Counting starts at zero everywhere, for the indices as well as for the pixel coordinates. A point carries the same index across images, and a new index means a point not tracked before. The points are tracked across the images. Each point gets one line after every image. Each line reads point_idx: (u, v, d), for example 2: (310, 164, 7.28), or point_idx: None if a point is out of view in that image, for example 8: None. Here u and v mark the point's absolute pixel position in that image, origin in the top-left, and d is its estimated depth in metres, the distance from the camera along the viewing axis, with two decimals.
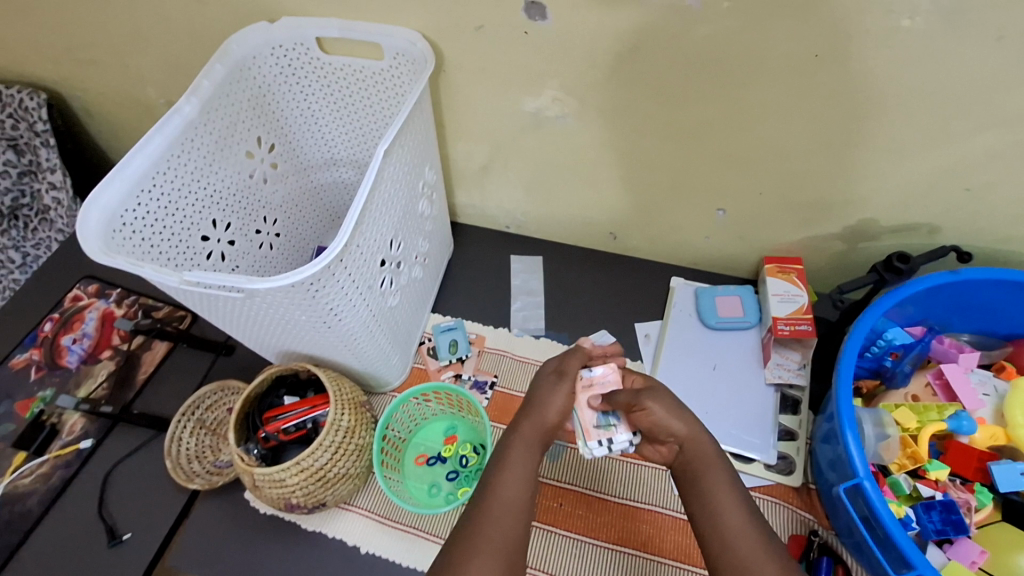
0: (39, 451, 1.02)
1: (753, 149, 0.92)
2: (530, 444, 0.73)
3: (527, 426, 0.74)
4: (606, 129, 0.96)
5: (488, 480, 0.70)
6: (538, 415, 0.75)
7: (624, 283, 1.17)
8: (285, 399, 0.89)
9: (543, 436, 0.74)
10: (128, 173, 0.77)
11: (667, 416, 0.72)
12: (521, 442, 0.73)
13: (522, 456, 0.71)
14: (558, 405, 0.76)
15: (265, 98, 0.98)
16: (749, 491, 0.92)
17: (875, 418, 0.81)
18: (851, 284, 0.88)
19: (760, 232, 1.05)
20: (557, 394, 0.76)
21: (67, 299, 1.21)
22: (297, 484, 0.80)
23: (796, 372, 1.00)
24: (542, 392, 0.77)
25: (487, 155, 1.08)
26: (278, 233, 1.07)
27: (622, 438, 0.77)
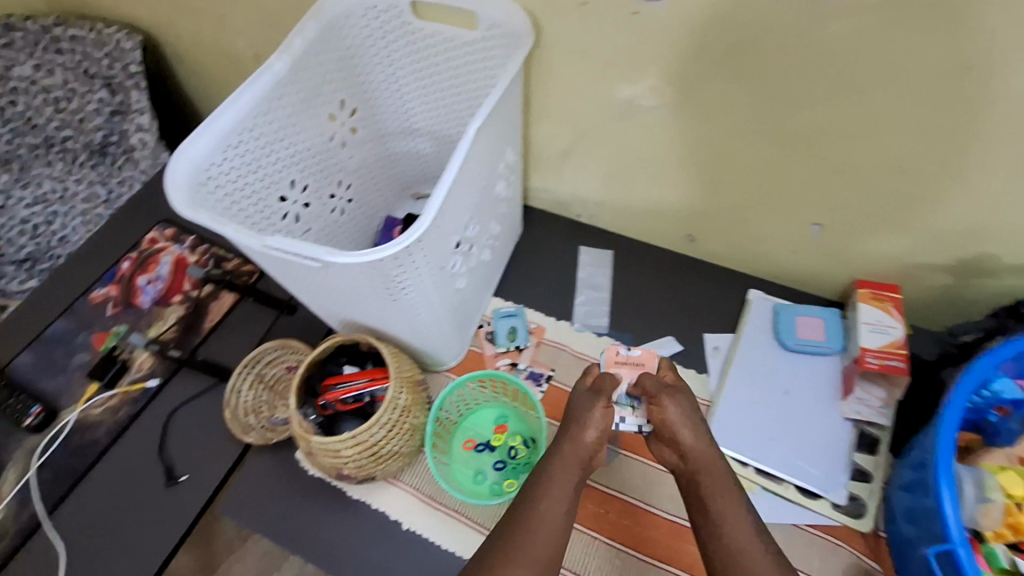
0: (110, 384, 1.07)
1: (869, 164, 0.83)
2: (570, 464, 0.72)
3: (566, 446, 0.73)
4: (705, 125, 0.89)
5: (526, 493, 0.71)
6: (579, 438, 0.73)
7: (696, 290, 1.11)
8: (345, 368, 0.88)
9: (583, 460, 0.73)
10: (217, 126, 0.76)
11: (677, 422, 0.73)
12: (560, 460, 0.72)
13: (561, 475, 0.72)
14: (595, 427, 0.74)
15: (351, 60, 0.95)
16: (807, 527, 0.87)
17: (977, 478, 0.75)
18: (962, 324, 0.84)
19: (858, 254, 0.96)
20: (595, 415, 0.75)
21: (144, 241, 1.26)
22: (351, 456, 0.80)
23: (878, 410, 0.92)
24: (581, 412, 0.75)
25: (569, 141, 1.02)
26: (350, 199, 1.05)
27: (634, 421, 0.78)
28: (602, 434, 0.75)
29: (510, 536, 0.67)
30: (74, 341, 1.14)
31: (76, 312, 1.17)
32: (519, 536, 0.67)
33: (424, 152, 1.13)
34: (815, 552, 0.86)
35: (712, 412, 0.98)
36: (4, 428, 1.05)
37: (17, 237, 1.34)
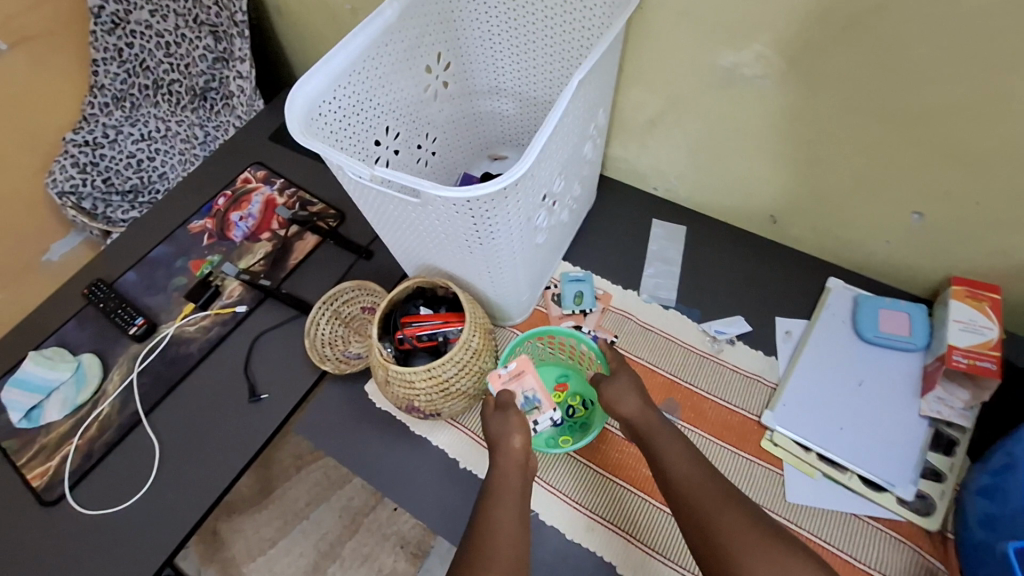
0: (205, 306, 1.16)
1: (988, 150, 0.79)
2: (514, 461, 0.81)
3: (501, 452, 0.82)
4: (807, 98, 0.86)
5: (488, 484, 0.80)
6: (504, 446, 0.82)
7: (771, 272, 1.08)
8: (422, 308, 0.92)
9: (519, 462, 0.81)
10: (332, 66, 0.79)
11: (616, 399, 0.86)
12: (503, 458, 0.81)
13: (510, 466, 0.80)
14: (518, 432, 0.83)
15: (453, 13, 0.97)
16: (870, 519, 0.85)
17: None
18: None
19: (957, 248, 0.92)
20: (511, 422, 0.84)
21: (238, 181, 1.35)
22: (423, 387, 0.84)
23: (959, 412, 0.89)
24: (499, 427, 0.84)
25: (659, 109, 1.01)
26: (434, 151, 1.09)
27: (546, 418, 0.88)
28: (525, 441, 0.83)
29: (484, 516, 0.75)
30: (173, 264, 1.24)
31: (177, 239, 1.27)
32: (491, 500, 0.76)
33: (507, 111, 1.14)
34: (878, 545, 0.83)
35: (778, 395, 0.96)
36: (112, 334, 1.16)
37: (123, 169, 1.46)
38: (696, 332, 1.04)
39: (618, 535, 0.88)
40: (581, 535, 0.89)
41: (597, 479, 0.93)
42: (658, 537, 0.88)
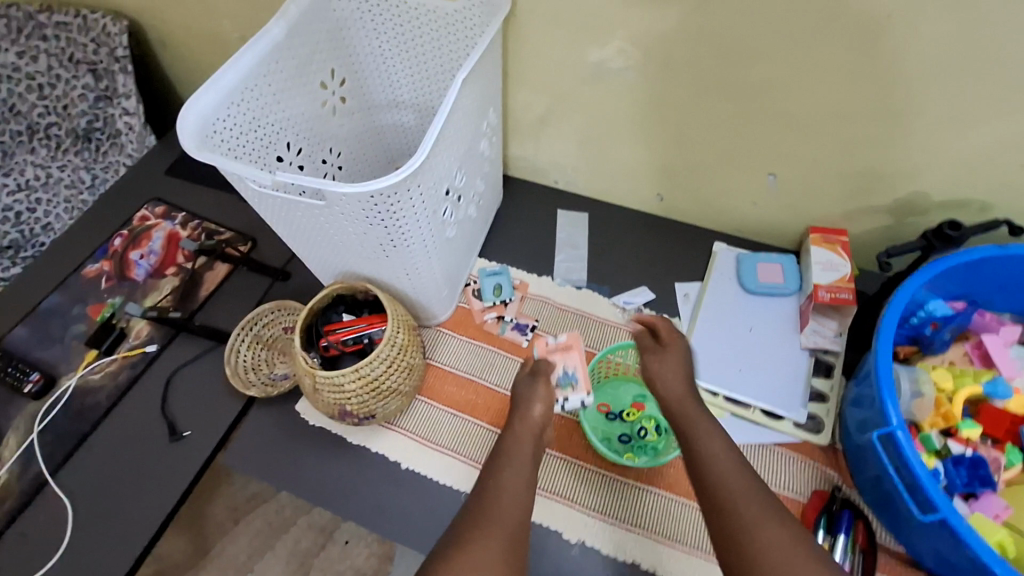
0: (109, 351, 1.10)
1: (815, 114, 0.94)
2: (524, 437, 0.87)
3: (518, 423, 0.89)
4: (667, 85, 0.98)
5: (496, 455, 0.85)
6: (526, 414, 0.90)
7: (665, 244, 1.20)
8: (344, 315, 0.94)
9: (533, 432, 0.88)
10: (222, 83, 0.80)
11: (659, 378, 0.89)
12: (516, 433, 0.87)
13: (521, 444, 0.86)
14: (540, 403, 0.92)
15: (340, 31, 1.01)
16: (774, 446, 0.96)
17: (912, 376, 0.85)
18: (898, 248, 0.89)
19: (808, 202, 1.07)
20: (535, 395, 0.92)
21: (135, 219, 1.29)
22: (353, 389, 0.85)
23: (832, 339, 1.02)
24: (525, 392, 0.93)
25: (546, 108, 1.11)
26: (340, 166, 1.12)
27: (577, 397, 0.98)
28: (545, 411, 0.92)
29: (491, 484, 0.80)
30: (69, 313, 1.16)
31: (71, 286, 1.20)
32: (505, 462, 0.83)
33: (407, 123, 1.19)
34: (781, 466, 0.94)
35: None
36: (4, 395, 1.07)
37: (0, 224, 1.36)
38: (607, 306, 1.13)
39: (644, 535, 0.90)
40: None
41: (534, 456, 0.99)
42: (657, 520, 0.91)
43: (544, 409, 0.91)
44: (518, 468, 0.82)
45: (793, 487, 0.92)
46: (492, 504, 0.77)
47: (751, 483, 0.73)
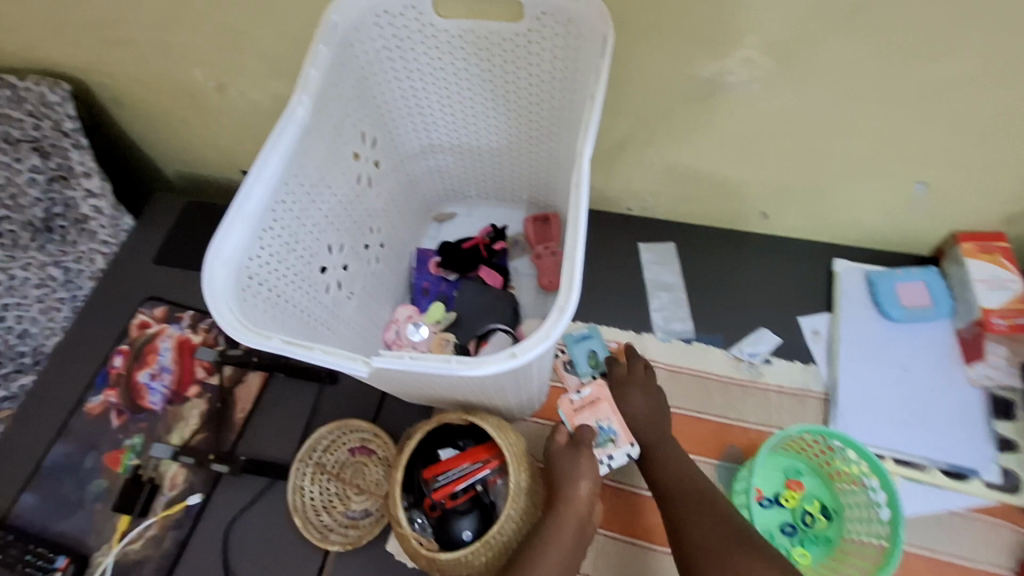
0: (144, 512, 0.91)
1: (997, 114, 0.73)
2: (564, 528, 0.69)
3: (562, 508, 0.70)
4: (798, 95, 0.77)
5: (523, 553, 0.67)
6: (569, 495, 0.71)
7: (776, 268, 1.01)
8: (442, 452, 0.75)
9: (581, 519, 0.70)
10: (248, 211, 0.60)
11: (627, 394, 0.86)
12: (556, 526, 0.69)
13: (559, 537, 0.68)
14: (585, 482, 0.72)
15: (365, 81, 0.78)
16: (969, 512, 0.81)
17: None
18: None
19: (962, 207, 0.88)
20: (581, 472, 0.73)
21: (132, 328, 1.07)
22: (486, 564, 0.68)
23: (1007, 371, 0.87)
24: (570, 468, 0.73)
25: (629, 132, 0.89)
26: (382, 243, 0.91)
27: (621, 452, 0.79)
28: (592, 489, 0.73)
29: None
30: (82, 468, 0.96)
31: (73, 431, 0.99)
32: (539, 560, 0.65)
33: (450, 166, 0.97)
34: (981, 537, 0.80)
35: (833, 405, 0.89)
36: None
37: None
38: (727, 361, 0.94)
39: None
40: None
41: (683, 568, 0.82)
42: None
43: (592, 489, 0.72)
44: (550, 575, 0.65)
45: (997, 561, 0.79)
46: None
47: None
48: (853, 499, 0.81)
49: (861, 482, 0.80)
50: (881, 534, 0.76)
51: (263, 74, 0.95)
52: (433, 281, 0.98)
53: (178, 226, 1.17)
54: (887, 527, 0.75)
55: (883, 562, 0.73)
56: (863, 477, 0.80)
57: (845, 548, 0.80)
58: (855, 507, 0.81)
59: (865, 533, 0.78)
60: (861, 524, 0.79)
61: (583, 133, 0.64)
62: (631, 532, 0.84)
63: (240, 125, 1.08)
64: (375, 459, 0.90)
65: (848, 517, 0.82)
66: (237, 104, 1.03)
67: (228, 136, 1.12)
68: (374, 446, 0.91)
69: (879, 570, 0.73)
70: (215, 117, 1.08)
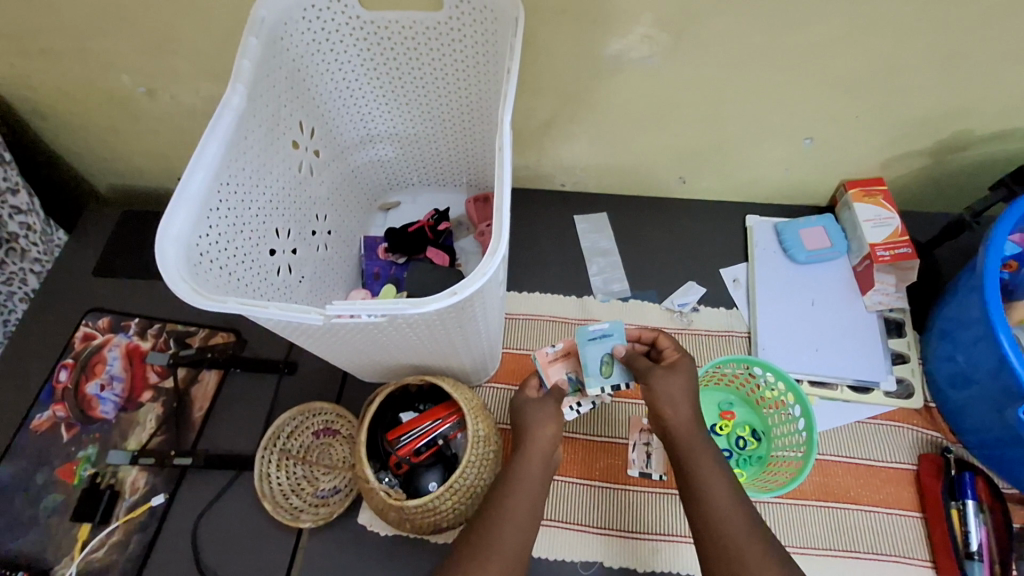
0: (106, 519, 0.90)
1: (859, 71, 0.85)
2: (530, 468, 0.74)
3: (528, 450, 0.75)
4: (696, 66, 0.87)
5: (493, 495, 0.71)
6: (536, 436, 0.76)
7: (697, 227, 1.11)
8: (403, 416, 0.80)
9: (546, 454, 0.75)
10: (192, 192, 0.63)
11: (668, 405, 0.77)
12: (523, 467, 0.73)
13: (528, 478, 0.72)
14: (550, 424, 0.77)
15: (299, 73, 0.82)
16: (873, 419, 0.93)
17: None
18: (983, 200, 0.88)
19: (845, 159, 1.01)
20: (545, 415, 0.78)
21: (75, 341, 1.04)
22: (452, 508, 0.74)
23: (895, 296, 0.99)
24: (534, 411, 0.79)
25: (553, 110, 0.97)
26: (330, 230, 0.94)
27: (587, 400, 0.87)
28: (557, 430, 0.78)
29: (480, 537, 0.68)
30: (33, 485, 0.93)
31: (20, 450, 0.96)
32: (510, 493, 0.71)
33: (389, 156, 1.02)
34: (886, 440, 0.92)
35: (755, 342, 1.00)
36: None
37: None
38: (661, 313, 1.03)
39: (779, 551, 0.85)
40: (655, 563, 0.86)
41: (637, 500, 0.90)
42: (785, 530, 0.86)
43: (556, 430, 0.78)
44: (521, 510, 0.70)
45: (901, 458, 0.90)
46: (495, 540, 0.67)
47: (748, 526, 0.68)
48: (778, 420, 0.91)
49: (783, 404, 0.90)
50: (801, 443, 0.86)
51: (193, 75, 0.97)
52: (382, 266, 1.02)
53: (115, 236, 1.15)
54: (804, 435, 0.85)
55: (801, 466, 0.84)
56: (784, 397, 0.89)
57: (773, 462, 0.89)
58: (778, 426, 0.91)
59: (789, 446, 0.88)
60: (785, 439, 0.89)
61: (502, 103, 0.70)
62: (588, 473, 0.91)
63: (174, 131, 1.09)
64: (340, 438, 0.94)
65: (774, 436, 0.91)
66: (170, 109, 1.04)
67: (163, 142, 1.12)
68: (338, 426, 0.94)
69: (799, 473, 0.83)
70: (148, 124, 1.08)
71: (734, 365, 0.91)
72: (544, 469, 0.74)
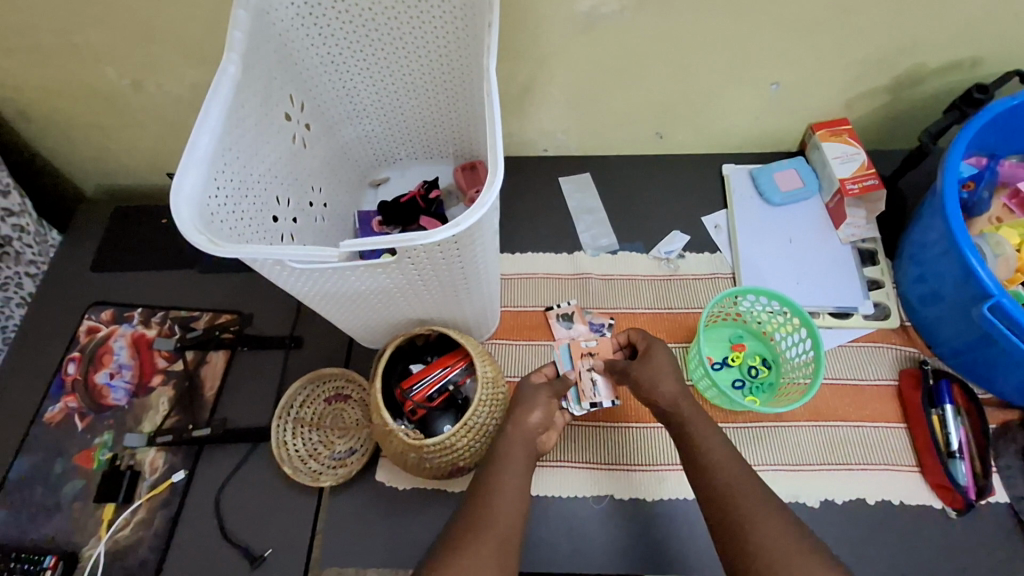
0: (128, 499, 0.92)
1: (819, 12, 0.91)
2: (517, 449, 0.75)
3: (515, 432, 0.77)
4: (664, 19, 0.91)
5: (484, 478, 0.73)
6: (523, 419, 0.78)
7: (677, 180, 1.16)
8: (413, 368, 0.83)
9: (530, 440, 0.77)
10: (199, 153, 0.65)
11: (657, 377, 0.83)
12: (508, 448, 0.75)
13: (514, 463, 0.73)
14: (540, 409, 0.79)
15: (286, 47, 0.85)
16: (854, 342, 0.99)
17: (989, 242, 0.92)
18: (937, 125, 0.94)
19: (810, 102, 1.07)
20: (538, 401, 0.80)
21: (80, 335, 1.06)
22: (468, 445, 0.77)
23: (867, 228, 1.05)
24: (525, 397, 0.81)
25: (532, 73, 1.01)
26: (325, 203, 0.98)
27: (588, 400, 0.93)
28: (545, 416, 0.79)
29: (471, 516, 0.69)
30: (52, 474, 0.95)
31: (36, 443, 0.97)
32: (498, 466, 0.73)
33: (377, 131, 1.05)
34: (867, 360, 0.97)
35: (739, 281, 1.05)
36: None
37: None
38: (649, 262, 1.08)
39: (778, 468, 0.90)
40: (663, 491, 0.90)
41: (640, 435, 0.94)
42: (780, 450, 0.91)
43: (545, 416, 0.79)
44: (508, 494, 0.70)
45: (882, 375, 0.96)
46: (488, 517, 0.68)
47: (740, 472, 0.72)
48: (785, 345, 0.96)
49: (791, 330, 0.95)
50: (809, 363, 0.92)
51: (178, 63, 0.99)
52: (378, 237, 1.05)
53: (110, 232, 1.17)
54: (812, 354, 0.91)
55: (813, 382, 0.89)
56: (790, 321, 0.95)
57: (784, 386, 0.94)
58: (786, 352, 0.96)
59: (799, 368, 0.93)
60: (795, 362, 0.94)
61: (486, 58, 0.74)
62: (591, 416, 0.96)
63: (160, 122, 1.10)
64: (352, 402, 0.96)
65: (783, 362, 0.97)
66: (156, 101, 1.06)
67: (149, 135, 1.13)
68: (349, 391, 0.97)
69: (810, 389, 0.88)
70: (135, 117, 1.09)
71: (746, 296, 0.96)
72: (528, 451, 0.76)
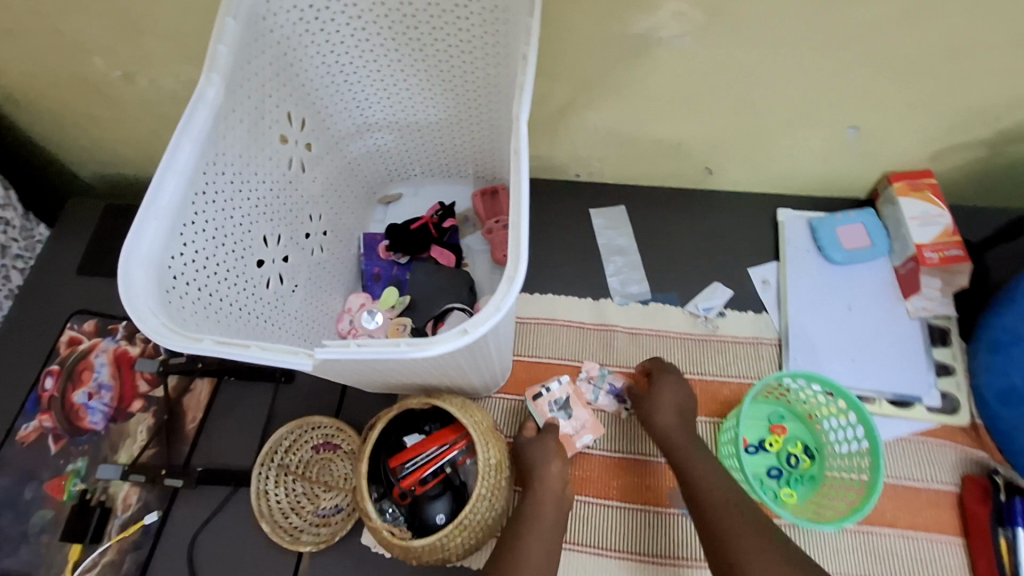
0: (98, 537, 0.86)
1: (920, 52, 0.75)
2: (542, 505, 0.73)
3: (540, 487, 0.75)
4: (730, 50, 0.77)
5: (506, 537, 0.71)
6: (543, 475, 0.76)
7: (723, 222, 1.02)
8: (407, 439, 0.74)
9: (556, 497, 0.74)
10: (163, 204, 0.60)
11: (653, 411, 0.82)
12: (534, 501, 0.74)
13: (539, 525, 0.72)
14: (556, 460, 0.77)
15: (286, 59, 0.73)
16: (914, 437, 0.86)
17: None
18: None
19: (892, 149, 0.91)
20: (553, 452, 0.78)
21: (61, 346, 0.99)
22: (461, 544, 0.68)
23: (941, 302, 0.91)
24: (537, 452, 0.78)
25: (569, 95, 0.87)
26: (325, 231, 0.88)
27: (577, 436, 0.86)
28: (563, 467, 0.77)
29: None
30: (21, 500, 0.89)
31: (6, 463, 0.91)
32: (527, 529, 0.71)
33: (390, 146, 0.93)
34: (927, 458, 0.85)
35: (785, 351, 0.92)
36: None
37: None
38: (683, 317, 0.96)
39: None
40: None
41: (659, 522, 0.84)
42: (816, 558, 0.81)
43: (562, 466, 0.77)
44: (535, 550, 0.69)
45: (943, 478, 0.84)
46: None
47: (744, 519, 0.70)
48: (834, 437, 0.84)
49: (843, 422, 0.83)
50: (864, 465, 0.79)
51: (172, 58, 0.88)
52: (383, 266, 0.94)
53: (99, 232, 1.08)
54: (868, 457, 0.79)
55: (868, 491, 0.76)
56: (845, 412, 0.82)
57: (827, 484, 0.83)
58: (835, 443, 0.84)
59: (848, 467, 0.82)
60: (843, 460, 0.83)
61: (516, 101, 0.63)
62: (603, 493, 0.86)
63: (155, 117, 1.00)
64: (341, 454, 0.88)
65: (829, 454, 0.85)
66: (149, 95, 0.95)
67: (144, 129, 1.03)
68: (339, 441, 0.88)
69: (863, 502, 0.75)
70: (127, 111, 0.99)
71: (792, 378, 0.83)
72: (556, 509, 0.74)
